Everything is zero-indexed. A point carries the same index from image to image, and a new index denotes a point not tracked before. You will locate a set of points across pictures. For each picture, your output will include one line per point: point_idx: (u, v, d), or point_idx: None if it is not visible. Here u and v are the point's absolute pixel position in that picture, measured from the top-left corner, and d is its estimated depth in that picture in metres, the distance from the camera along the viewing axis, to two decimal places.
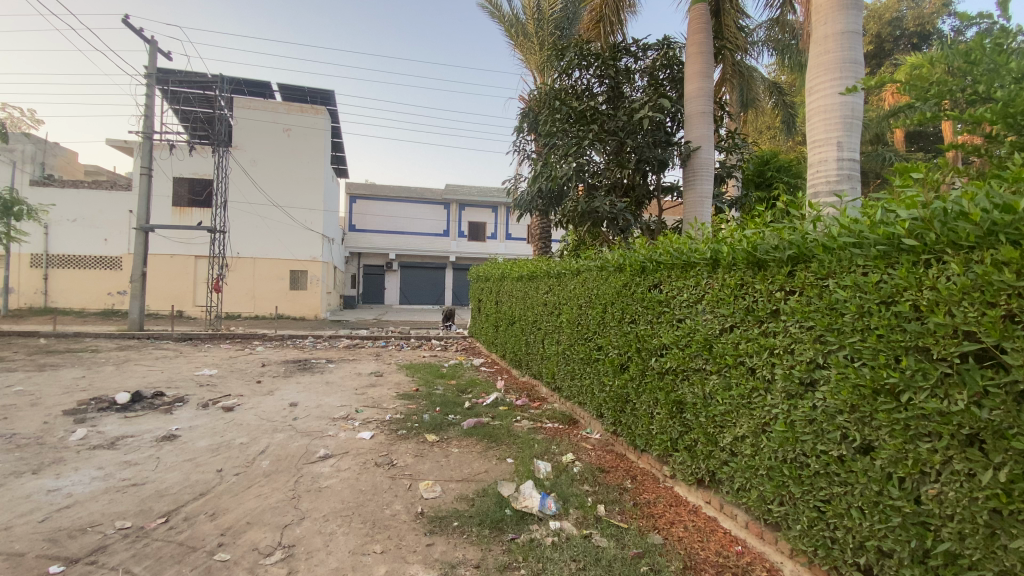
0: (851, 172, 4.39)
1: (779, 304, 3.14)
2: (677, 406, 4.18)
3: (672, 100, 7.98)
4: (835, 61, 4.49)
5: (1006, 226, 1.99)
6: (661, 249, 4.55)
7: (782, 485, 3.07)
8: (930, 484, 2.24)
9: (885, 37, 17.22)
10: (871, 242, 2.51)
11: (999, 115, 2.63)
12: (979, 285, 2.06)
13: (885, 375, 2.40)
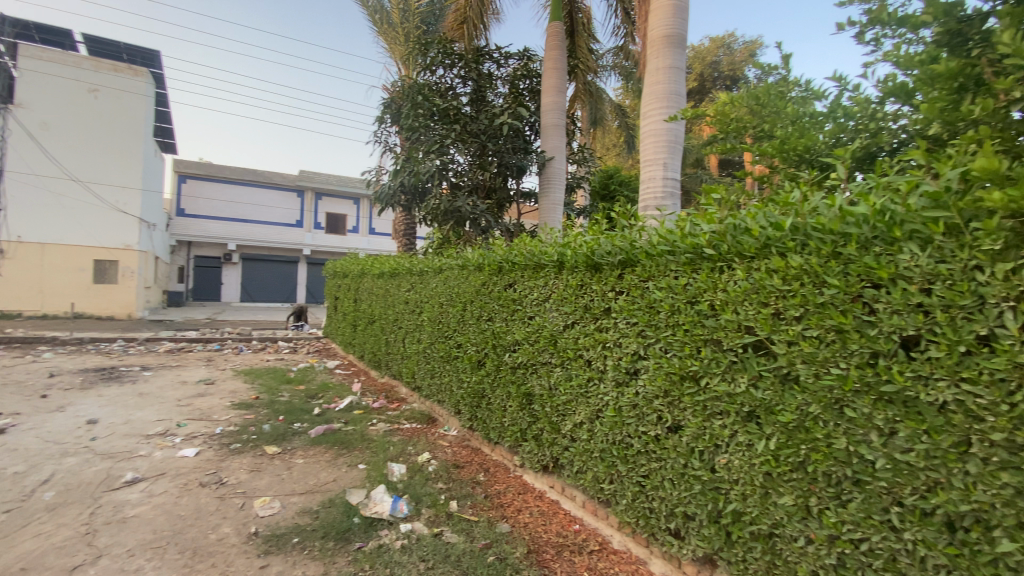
0: (672, 190, 5.08)
1: (611, 302, 3.49)
2: (526, 399, 4.41)
3: (530, 110, 8.41)
4: (663, 91, 5.15)
5: (777, 240, 2.47)
6: (516, 250, 4.75)
7: (612, 465, 3.43)
8: (722, 454, 2.71)
9: (706, 77, 20.29)
10: (682, 251, 2.95)
11: (777, 149, 3.24)
12: (756, 288, 2.54)
13: (689, 363, 2.86)
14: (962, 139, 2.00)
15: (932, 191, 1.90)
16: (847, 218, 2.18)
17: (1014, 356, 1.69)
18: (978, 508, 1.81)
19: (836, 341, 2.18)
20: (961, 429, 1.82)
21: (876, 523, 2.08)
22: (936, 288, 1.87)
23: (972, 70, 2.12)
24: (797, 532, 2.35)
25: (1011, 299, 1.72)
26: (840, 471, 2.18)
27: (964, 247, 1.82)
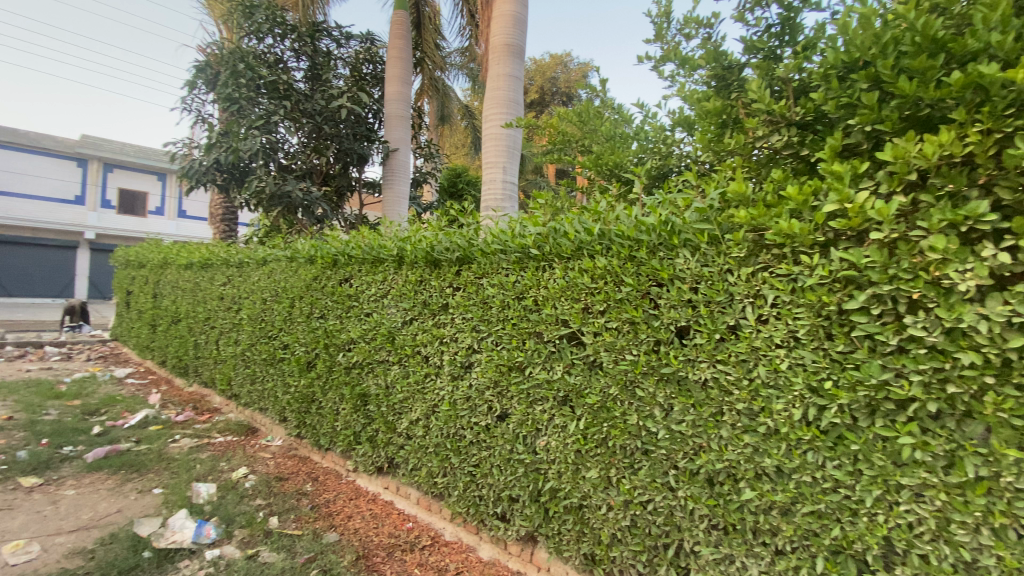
0: (510, 193, 5.33)
1: (447, 298, 3.53)
2: (360, 400, 4.21)
3: (373, 98, 8.06)
4: (502, 97, 5.39)
5: (588, 243, 2.79)
6: (353, 242, 4.50)
7: (445, 459, 3.48)
8: (542, 437, 2.95)
9: (546, 91, 21.80)
10: (512, 250, 3.14)
11: (594, 163, 3.64)
12: (570, 286, 2.84)
13: (514, 355, 3.05)
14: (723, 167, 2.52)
15: (702, 208, 2.40)
16: (640, 227, 2.58)
17: (750, 340, 2.17)
18: (729, 464, 2.25)
19: (630, 330, 2.59)
20: (717, 401, 2.28)
21: (659, 485, 2.47)
22: (702, 287, 2.33)
23: (731, 110, 2.61)
24: (601, 500, 2.67)
25: (749, 296, 2.21)
26: (634, 443, 2.56)
27: (720, 254, 2.31)
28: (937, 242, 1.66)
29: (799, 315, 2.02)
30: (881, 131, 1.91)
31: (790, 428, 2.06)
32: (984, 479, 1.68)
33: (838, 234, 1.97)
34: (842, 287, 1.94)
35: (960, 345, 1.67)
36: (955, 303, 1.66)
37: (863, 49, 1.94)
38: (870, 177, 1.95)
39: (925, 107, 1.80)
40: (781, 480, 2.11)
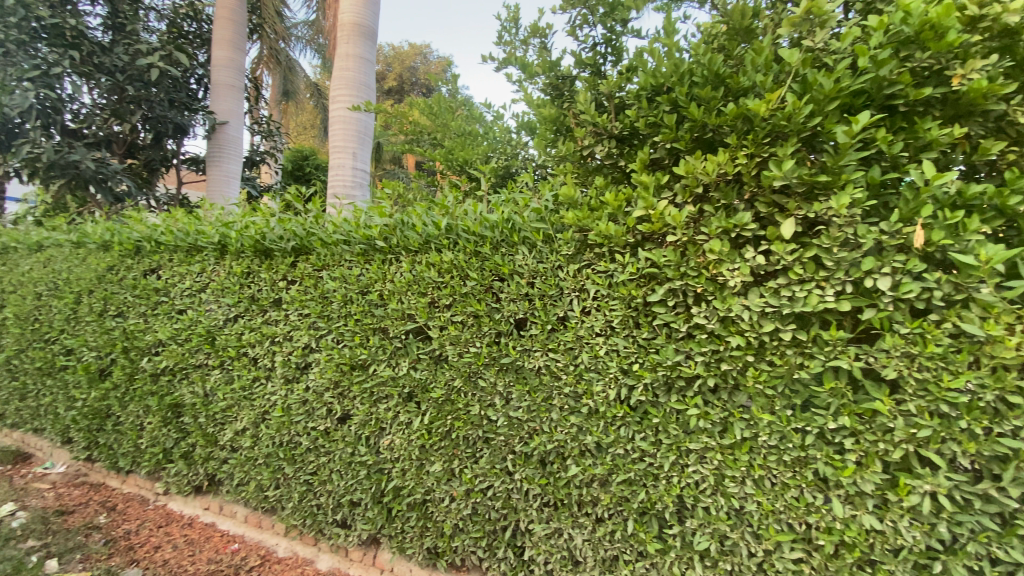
0: (361, 181, 5.07)
1: (281, 293, 3.22)
2: (172, 412, 3.65)
3: (196, 61, 6.97)
4: (352, 79, 5.06)
5: (435, 237, 2.78)
6: (163, 227, 3.85)
7: (277, 470, 3.21)
8: (385, 436, 2.88)
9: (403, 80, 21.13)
10: (356, 241, 2.98)
11: (444, 156, 3.64)
12: (417, 280, 2.79)
13: (358, 352, 2.91)
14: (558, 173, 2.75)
15: (538, 208, 2.57)
16: (485, 223, 2.65)
17: (576, 329, 2.41)
18: (558, 444, 2.48)
19: (473, 324, 2.64)
20: (548, 387, 2.48)
21: (498, 471, 2.61)
22: (537, 282, 2.49)
23: (563, 117, 2.81)
24: (443, 492, 2.72)
25: (575, 290, 2.44)
26: (475, 433, 2.65)
27: (553, 251, 2.50)
28: (714, 245, 2.01)
29: (614, 306, 2.31)
30: (678, 148, 2.22)
31: (607, 407, 2.34)
32: (747, 439, 2.07)
33: (644, 236, 2.28)
34: (646, 282, 2.26)
35: (730, 330, 2.04)
36: (727, 295, 2.04)
37: (666, 76, 2.24)
38: (670, 188, 2.27)
39: (710, 130, 2.13)
40: (600, 454, 2.39)
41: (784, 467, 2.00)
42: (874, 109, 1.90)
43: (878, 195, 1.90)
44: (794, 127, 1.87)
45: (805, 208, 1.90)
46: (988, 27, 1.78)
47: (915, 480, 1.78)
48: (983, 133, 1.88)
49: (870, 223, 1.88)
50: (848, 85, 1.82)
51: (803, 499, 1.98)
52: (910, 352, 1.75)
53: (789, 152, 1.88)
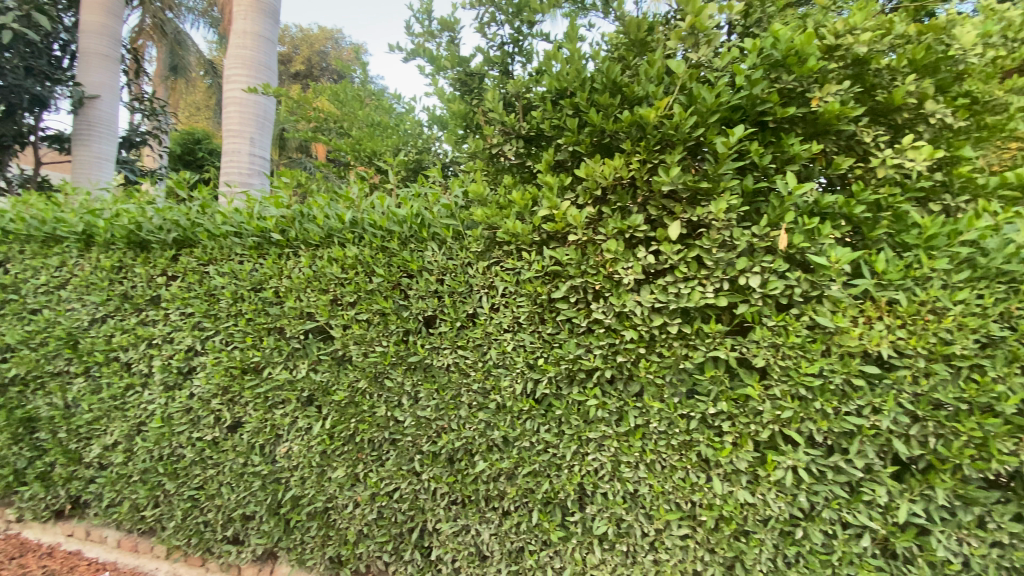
0: (259, 169, 4.72)
1: (160, 290, 2.91)
2: (24, 427, 3.17)
3: (59, 24, 6.04)
4: (249, 59, 4.67)
5: (338, 231, 2.66)
6: (9, 212, 3.31)
7: (156, 486, 2.93)
8: (282, 443, 2.73)
9: (312, 65, 19.92)
10: (249, 234, 2.77)
11: (350, 147, 3.51)
12: (317, 276, 2.64)
13: (250, 354, 2.71)
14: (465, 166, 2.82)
15: (449, 204, 2.56)
16: (392, 218, 2.58)
17: (484, 326, 2.42)
18: (466, 442, 2.48)
19: (380, 322, 2.55)
20: (456, 384, 2.46)
21: (404, 472, 2.57)
22: (447, 279, 2.46)
23: (473, 114, 2.82)
24: (346, 499, 2.64)
25: (484, 287, 2.45)
26: (381, 435, 2.58)
27: (463, 248, 2.49)
28: (611, 244, 2.12)
29: (520, 303, 2.35)
30: (580, 151, 2.32)
31: (513, 402, 2.38)
32: (640, 426, 2.21)
33: (549, 235, 2.35)
34: (551, 279, 2.32)
35: (625, 325, 2.17)
36: (621, 292, 2.16)
37: (569, 81, 2.33)
38: (573, 189, 2.35)
39: (608, 135, 2.24)
40: (507, 448, 2.44)
41: (672, 450, 2.16)
42: (749, 124, 2.10)
43: (751, 202, 2.11)
44: (681, 136, 2.02)
45: (690, 211, 2.06)
46: (840, 56, 2.02)
47: (779, 456, 1.99)
48: (836, 150, 2.15)
49: (744, 226, 2.08)
50: (726, 100, 2.00)
51: (689, 479, 2.14)
52: (775, 342, 1.96)
53: (677, 159, 2.03)
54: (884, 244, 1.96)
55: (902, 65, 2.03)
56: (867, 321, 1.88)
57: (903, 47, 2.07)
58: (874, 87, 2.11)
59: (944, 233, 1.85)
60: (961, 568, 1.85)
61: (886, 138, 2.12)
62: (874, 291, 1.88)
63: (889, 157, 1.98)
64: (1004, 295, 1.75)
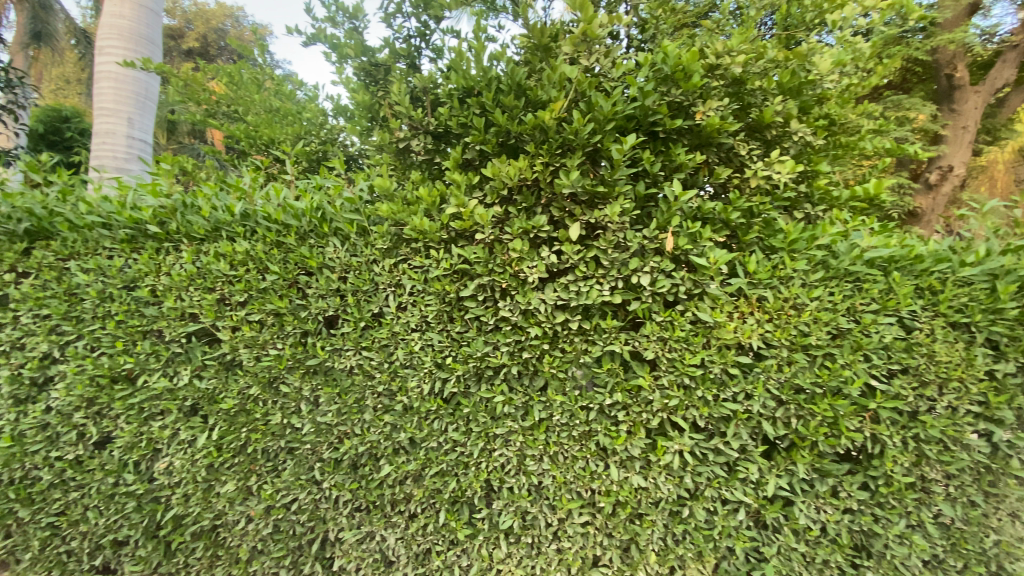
0: (137, 154, 4.25)
1: (5, 289, 2.51)
2: None
3: None
4: (127, 30, 4.16)
5: (227, 224, 2.47)
6: None
7: (6, 515, 2.59)
8: (161, 458, 2.49)
9: (210, 43, 18.21)
10: (120, 225, 2.48)
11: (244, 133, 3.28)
12: (202, 273, 2.42)
13: (121, 361, 2.43)
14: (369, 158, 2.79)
15: (353, 199, 2.49)
16: (288, 211, 2.45)
17: (391, 326, 2.34)
18: (370, 446, 2.42)
19: (274, 323, 2.40)
20: (360, 386, 2.38)
21: (303, 482, 2.46)
22: (351, 277, 2.36)
23: (378, 107, 2.78)
24: (238, 515, 2.49)
25: (391, 285, 2.38)
26: (276, 444, 2.44)
27: (368, 245, 2.40)
28: (516, 244, 2.16)
29: (429, 301, 2.31)
30: (486, 151, 2.34)
31: (420, 403, 2.34)
32: (544, 420, 2.27)
33: (457, 233, 2.34)
34: (458, 278, 2.31)
35: (530, 322, 2.22)
36: (527, 290, 2.20)
37: (475, 79, 2.35)
38: (480, 188, 2.37)
39: (513, 136, 2.28)
40: (413, 450, 2.40)
41: (573, 441, 2.25)
42: (642, 133, 2.24)
43: (643, 206, 2.26)
44: (580, 141, 2.12)
45: (588, 214, 2.16)
46: (720, 74, 2.21)
47: (668, 441, 2.14)
48: (717, 161, 2.36)
49: (637, 229, 2.22)
50: (621, 109, 2.12)
51: (589, 469, 2.24)
52: (664, 336, 2.11)
53: (576, 164, 2.12)
54: (755, 247, 2.16)
55: (771, 87, 2.26)
56: (741, 316, 2.08)
57: (773, 70, 2.31)
58: (749, 105, 2.33)
59: (803, 238, 2.09)
60: (817, 533, 2.08)
61: (759, 152, 2.35)
62: (747, 289, 2.08)
63: (759, 169, 2.22)
64: (850, 292, 1.99)
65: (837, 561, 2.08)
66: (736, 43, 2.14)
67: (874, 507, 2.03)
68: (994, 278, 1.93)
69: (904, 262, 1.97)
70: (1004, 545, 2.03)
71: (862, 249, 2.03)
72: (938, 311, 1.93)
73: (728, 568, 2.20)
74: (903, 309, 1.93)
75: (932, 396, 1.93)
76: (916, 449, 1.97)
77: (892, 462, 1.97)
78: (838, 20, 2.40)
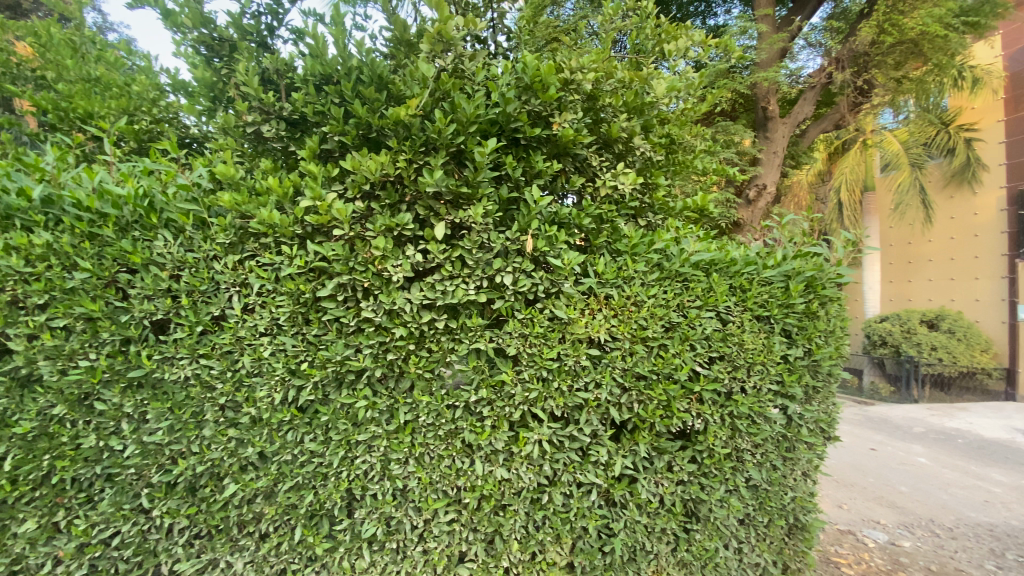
0: None
1: None
2: None
3: None
4: None
5: (21, 212, 2.08)
6: None
7: None
8: None
9: None
10: None
11: (50, 104, 2.78)
12: None
13: None
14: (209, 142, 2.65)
15: (186, 186, 2.25)
16: (104, 197, 2.12)
17: (236, 330, 2.14)
18: (211, 465, 2.20)
19: (85, 330, 2.05)
20: (198, 400, 2.14)
21: (126, 513, 2.18)
22: (185, 274, 2.11)
23: (223, 86, 2.59)
24: (41, 557, 2.15)
25: (235, 285, 2.17)
26: (89, 472, 2.12)
27: (207, 239, 2.17)
28: (378, 242, 2.09)
29: (280, 302, 2.13)
30: (347, 143, 2.25)
31: (271, 413, 2.17)
32: (409, 422, 2.23)
33: (314, 228, 2.19)
34: (315, 277, 2.17)
35: (395, 322, 2.15)
36: (391, 289, 2.14)
37: (333, 66, 2.29)
38: (341, 181, 2.26)
39: (375, 131, 2.22)
40: (263, 465, 2.23)
41: (439, 440, 2.23)
42: (504, 138, 2.32)
43: (506, 208, 2.33)
44: (443, 141, 2.12)
45: (452, 213, 2.17)
46: (574, 89, 2.37)
47: (529, 432, 2.24)
48: (573, 169, 2.53)
49: (500, 231, 2.28)
50: (483, 113, 2.17)
51: (454, 466, 2.24)
52: (524, 333, 2.21)
53: (440, 163, 2.11)
54: (604, 250, 2.37)
55: (618, 105, 2.49)
56: (591, 312, 2.25)
57: (621, 89, 2.55)
58: (600, 120, 2.54)
59: (643, 243, 2.33)
60: (656, 504, 2.32)
61: (609, 164, 2.57)
62: (597, 288, 2.26)
63: (607, 179, 2.44)
64: (679, 291, 2.26)
65: (673, 528, 2.34)
66: (587, 61, 2.34)
67: (701, 477, 2.33)
68: (787, 278, 2.31)
69: (721, 266, 2.29)
70: (797, 500, 2.44)
71: (689, 253, 2.31)
72: (747, 307, 2.27)
73: (583, 547, 2.35)
74: (719, 305, 2.25)
75: (742, 377, 2.26)
76: (731, 424, 2.30)
77: (713, 437, 2.28)
78: (671, 51, 2.75)
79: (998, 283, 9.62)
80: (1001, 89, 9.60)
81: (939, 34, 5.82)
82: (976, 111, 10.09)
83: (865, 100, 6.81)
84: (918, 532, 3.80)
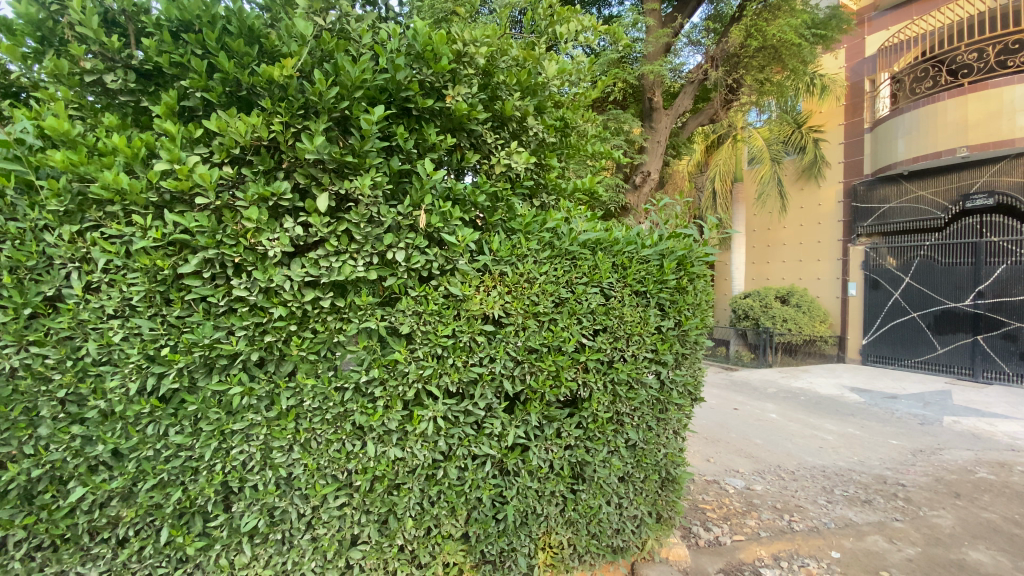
0: None
1: None
2: None
3: None
4: None
5: None
6: None
7: None
8: None
9: None
10: None
11: None
12: None
13: None
14: (38, 89, 2.23)
15: (4, 142, 1.90)
16: None
17: (76, 313, 1.88)
18: (50, 468, 1.98)
19: None
20: (29, 394, 1.90)
21: None
22: (5, 248, 1.82)
23: (54, 25, 2.19)
24: None
25: (74, 261, 1.90)
26: None
27: (35, 206, 1.89)
28: (251, 212, 1.92)
29: (133, 280, 1.90)
30: (212, 101, 2.04)
31: (126, 405, 1.94)
32: (293, 407, 2.09)
33: (174, 196, 1.96)
34: (176, 252, 1.95)
35: (273, 301, 2.00)
36: (268, 266, 1.97)
37: (193, 12, 2.03)
38: (206, 144, 2.05)
39: (245, 88, 2.03)
40: (118, 463, 2.01)
41: (327, 424, 2.12)
42: (394, 106, 2.22)
43: (398, 182, 2.25)
44: (325, 105, 2.00)
45: (337, 184, 2.06)
46: (467, 62, 2.32)
47: (423, 410, 2.20)
48: (468, 145, 2.49)
49: (391, 204, 2.20)
50: (369, 78, 2.06)
51: (344, 450, 2.14)
52: (418, 310, 2.16)
53: (320, 128, 1.99)
54: (499, 228, 2.39)
55: (512, 83, 2.50)
56: (485, 289, 2.27)
57: (516, 69, 2.58)
58: (496, 97, 2.52)
59: (536, 222, 2.37)
60: (546, 470, 2.44)
61: (504, 142, 2.58)
62: (491, 265, 2.28)
63: (501, 158, 2.45)
64: (568, 268, 2.36)
65: (560, 490, 2.49)
66: (481, 35, 2.29)
67: (586, 440, 2.48)
68: (662, 256, 2.52)
69: (606, 245, 2.43)
70: (669, 455, 2.70)
71: (577, 232, 2.41)
72: (626, 283, 2.45)
73: (478, 517, 2.40)
74: (603, 281, 2.39)
75: (622, 347, 2.44)
76: (612, 390, 2.48)
77: (596, 403, 2.44)
78: (564, 34, 2.80)
79: (835, 264, 11.36)
80: (843, 96, 11.21)
81: (794, 42, 6.65)
82: (824, 115, 11.68)
83: (735, 97, 7.56)
84: (769, 477, 4.43)
